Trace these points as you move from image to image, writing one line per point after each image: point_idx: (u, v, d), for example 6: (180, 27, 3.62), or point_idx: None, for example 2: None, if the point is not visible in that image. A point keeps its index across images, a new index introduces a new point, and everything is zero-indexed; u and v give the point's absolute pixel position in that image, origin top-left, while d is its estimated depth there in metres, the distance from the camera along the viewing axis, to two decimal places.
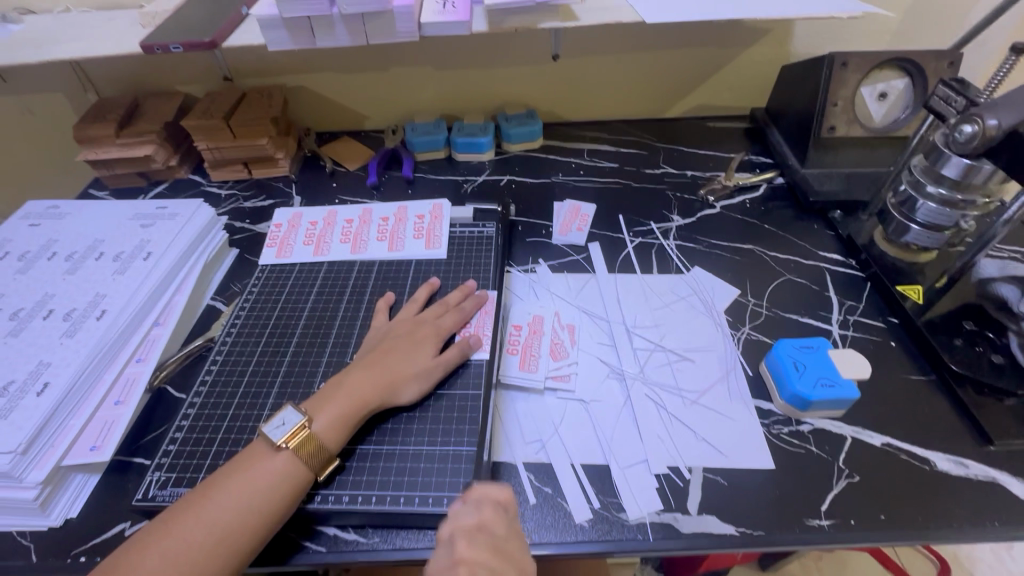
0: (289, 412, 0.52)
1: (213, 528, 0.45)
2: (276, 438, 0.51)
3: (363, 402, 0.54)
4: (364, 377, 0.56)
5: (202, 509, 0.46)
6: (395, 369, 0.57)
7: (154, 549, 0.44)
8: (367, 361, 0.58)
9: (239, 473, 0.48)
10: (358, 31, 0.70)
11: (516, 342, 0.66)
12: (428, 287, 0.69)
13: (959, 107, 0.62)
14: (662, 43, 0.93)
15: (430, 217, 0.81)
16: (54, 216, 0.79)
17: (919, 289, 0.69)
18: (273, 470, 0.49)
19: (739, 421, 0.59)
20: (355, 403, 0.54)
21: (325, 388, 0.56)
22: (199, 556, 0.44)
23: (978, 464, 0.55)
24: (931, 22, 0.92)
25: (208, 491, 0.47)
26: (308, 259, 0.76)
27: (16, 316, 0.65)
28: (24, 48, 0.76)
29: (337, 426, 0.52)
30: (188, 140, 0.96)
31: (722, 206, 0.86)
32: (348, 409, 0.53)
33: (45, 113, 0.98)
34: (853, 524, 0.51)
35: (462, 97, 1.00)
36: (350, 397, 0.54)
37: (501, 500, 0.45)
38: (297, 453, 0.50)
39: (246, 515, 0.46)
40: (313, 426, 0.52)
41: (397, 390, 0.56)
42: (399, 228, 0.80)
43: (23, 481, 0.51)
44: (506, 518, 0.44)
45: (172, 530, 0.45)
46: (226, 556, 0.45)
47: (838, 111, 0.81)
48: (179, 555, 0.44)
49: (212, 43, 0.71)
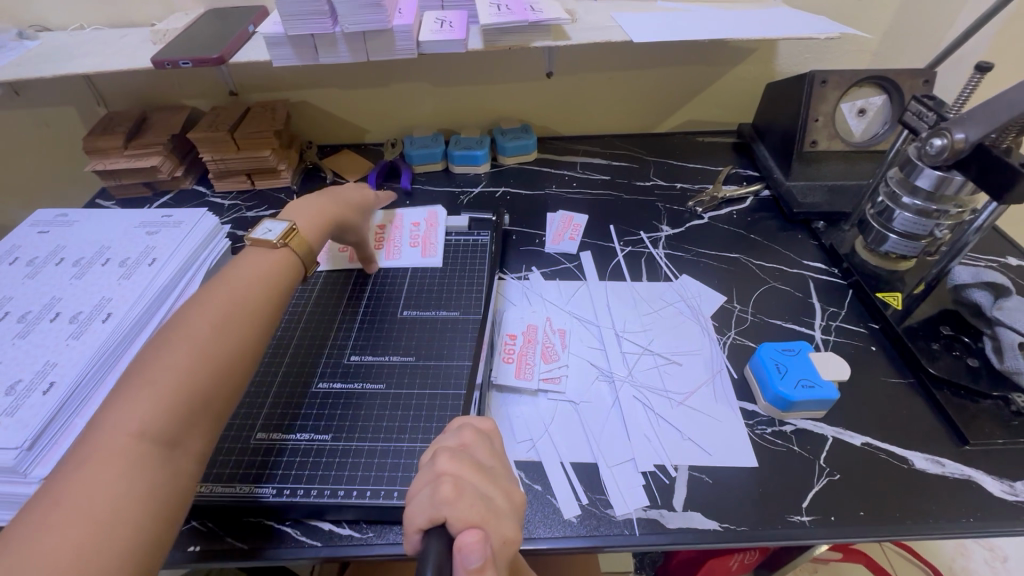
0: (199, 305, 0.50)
1: (233, 307, 0.51)
2: (272, 238, 0.59)
3: (325, 210, 0.66)
4: (328, 203, 0.67)
5: (215, 298, 0.51)
6: (345, 198, 0.71)
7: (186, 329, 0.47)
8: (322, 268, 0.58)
9: (244, 273, 0.55)
10: (359, 49, 0.74)
11: (511, 351, 0.68)
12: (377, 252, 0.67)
13: (931, 121, 0.65)
14: (651, 61, 0.97)
15: (426, 224, 0.82)
16: (63, 224, 0.81)
17: (898, 296, 0.72)
18: (272, 258, 0.58)
19: (723, 422, 0.61)
20: (324, 208, 0.66)
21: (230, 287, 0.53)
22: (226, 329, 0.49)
23: (955, 463, 0.57)
24: (908, 43, 0.97)
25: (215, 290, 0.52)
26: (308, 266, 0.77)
27: (24, 318, 0.67)
28: (39, 64, 0.79)
29: (315, 223, 0.64)
30: (194, 152, 0.99)
31: (710, 217, 0.89)
32: (320, 212, 0.65)
33: (55, 125, 1.01)
34: (833, 520, 0.52)
35: (460, 112, 1.04)
36: (317, 205, 0.66)
37: (483, 429, 0.46)
38: (293, 249, 0.60)
39: (257, 297, 0.53)
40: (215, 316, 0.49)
41: (341, 234, 0.70)
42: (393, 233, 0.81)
43: (28, 476, 0.53)
44: (489, 443, 0.45)
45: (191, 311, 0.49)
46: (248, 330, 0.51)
47: (819, 126, 0.85)
48: (165, 380, 0.43)
49: (221, 59, 0.75)
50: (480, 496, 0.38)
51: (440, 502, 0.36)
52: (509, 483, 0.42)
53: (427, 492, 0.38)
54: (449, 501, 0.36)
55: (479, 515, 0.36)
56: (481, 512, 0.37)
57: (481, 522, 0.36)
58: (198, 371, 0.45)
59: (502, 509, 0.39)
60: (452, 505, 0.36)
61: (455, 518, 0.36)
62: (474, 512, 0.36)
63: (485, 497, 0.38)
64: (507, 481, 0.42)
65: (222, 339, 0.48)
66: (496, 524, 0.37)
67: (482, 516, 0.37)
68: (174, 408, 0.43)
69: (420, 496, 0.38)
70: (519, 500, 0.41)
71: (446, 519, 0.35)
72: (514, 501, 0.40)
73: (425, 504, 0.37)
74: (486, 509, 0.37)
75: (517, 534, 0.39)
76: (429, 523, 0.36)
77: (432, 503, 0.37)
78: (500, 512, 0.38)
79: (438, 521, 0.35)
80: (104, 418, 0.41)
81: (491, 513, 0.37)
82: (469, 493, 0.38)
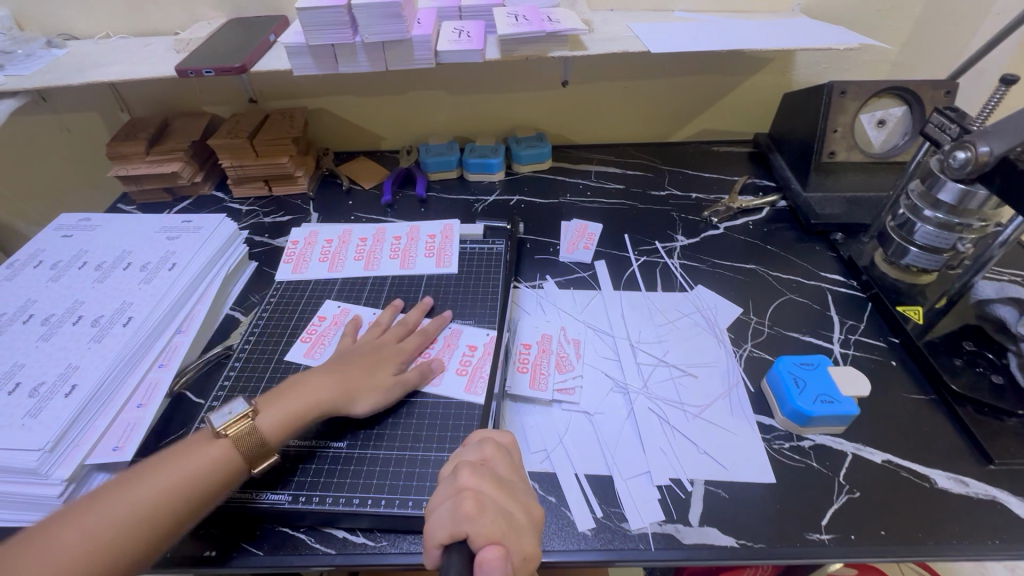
0: (237, 402, 0.54)
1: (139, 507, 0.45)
2: (218, 425, 0.52)
3: (310, 407, 0.56)
4: (317, 386, 0.57)
5: (130, 490, 0.46)
6: (352, 381, 0.58)
7: (101, 508, 0.44)
8: (330, 366, 0.60)
9: (175, 457, 0.49)
10: (378, 58, 0.75)
11: (525, 361, 0.67)
12: (420, 307, 0.70)
13: (954, 134, 0.64)
14: (667, 70, 0.97)
15: (481, 352, 0.66)
16: (86, 228, 0.83)
17: (919, 310, 0.71)
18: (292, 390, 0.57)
19: (739, 436, 0.60)
20: (302, 408, 0.55)
21: (279, 388, 0.58)
22: (118, 532, 0.44)
23: (979, 483, 0.55)
24: (929, 52, 0.96)
25: (142, 471, 0.48)
26: (298, 360, 0.67)
27: (48, 321, 0.68)
28: (66, 72, 0.81)
29: (279, 425, 0.54)
30: (213, 158, 1.01)
31: (726, 227, 0.89)
32: (300, 408, 0.55)
33: (80, 131, 1.04)
34: (853, 539, 0.51)
35: (476, 120, 1.05)
36: (300, 401, 0.56)
37: (503, 444, 0.47)
38: (240, 444, 0.51)
39: (192, 483, 0.48)
40: (258, 419, 0.53)
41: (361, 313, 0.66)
42: (416, 348, 0.65)
43: (49, 477, 0.54)
44: (509, 459, 0.46)
45: (171, 453, 0.50)
46: (146, 535, 0.45)
47: (838, 137, 0.84)
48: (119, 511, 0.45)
49: (242, 68, 0.76)
50: (501, 512, 0.38)
51: (461, 517, 0.37)
52: (529, 499, 0.42)
53: (449, 507, 0.38)
54: (470, 516, 0.37)
55: (500, 530, 0.36)
56: (502, 527, 0.37)
57: (502, 538, 0.36)
58: (157, 510, 0.46)
59: (522, 525, 0.39)
60: (474, 521, 0.37)
61: (477, 533, 0.36)
62: (495, 528, 0.36)
63: (506, 513, 0.39)
64: (526, 496, 0.42)
65: (189, 485, 0.48)
66: (516, 540, 0.37)
67: (503, 532, 0.36)
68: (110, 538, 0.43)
69: (441, 510, 0.39)
70: (538, 515, 0.41)
71: (467, 534, 0.35)
72: (533, 516, 0.41)
73: (446, 519, 0.37)
74: (506, 524, 0.37)
75: (538, 549, 0.38)
76: (449, 538, 0.36)
77: (454, 518, 0.37)
78: (520, 528, 0.38)
79: (459, 536, 0.35)
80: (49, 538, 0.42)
81: (511, 528, 0.38)
82: (490, 508, 0.38)
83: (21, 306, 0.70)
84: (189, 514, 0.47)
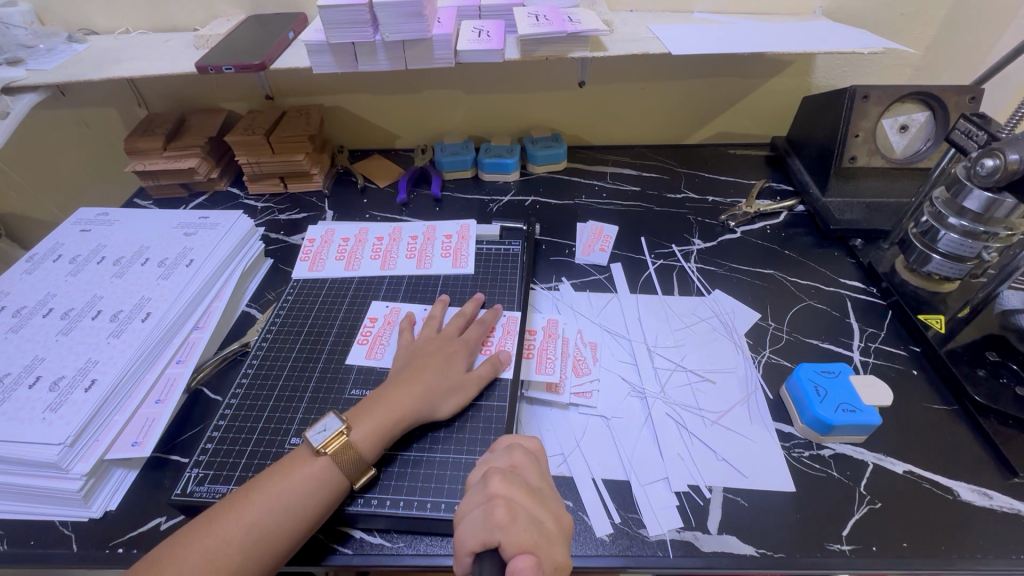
0: (330, 418, 0.54)
1: (253, 529, 0.47)
2: (316, 443, 0.52)
3: (401, 415, 0.56)
4: (402, 392, 0.57)
5: (243, 511, 0.48)
6: (432, 384, 0.58)
7: (230, 523, 0.47)
8: (404, 375, 0.59)
9: (280, 477, 0.50)
10: (398, 57, 0.75)
11: (532, 347, 0.69)
12: (475, 301, 0.71)
13: (981, 141, 0.63)
14: (685, 72, 0.96)
15: (547, 335, 0.70)
16: (104, 223, 0.83)
17: (941, 319, 0.70)
18: (384, 401, 0.56)
19: (759, 443, 0.59)
20: (394, 416, 0.55)
21: (366, 400, 0.57)
22: (237, 554, 0.46)
23: (1002, 495, 0.55)
24: (952, 57, 0.94)
25: (250, 493, 0.49)
26: (360, 362, 0.66)
27: (67, 315, 0.68)
28: (86, 67, 0.81)
29: (374, 438, 0.54)
30: (229, 155, 1.01)
31: (743, 231, 0.88)
32: (388, 421, 0.55)
33: (97, 125, 1.04)
34: (875, 551, 0.51)
35: (492, 120, 1.04)
36: (389, 410, 0.55)
37: (530, 450, 0.48)
38: (336, 459, 0.51)
39: (306, 500, 0.49)
40: (352, 435, 0.53)
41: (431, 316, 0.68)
42: (477, 340, 0.65)
43: (69, 472, 0.54)
44: (536, 465, 0.46)
45: (282, 468, 0.51)
46: (265, 554, 0.47)
47: (859, 142, 0.83)
48: (241, 527, 0.47)
49: (262, 65, 0.76)
50: (531, 520, 0.39)
51: (493, 525, 0.37)
52: (558, 507, 0.43)
53: (480, 514, 0.39)
54: (502, 525, 0.37)
55: (532, 539, 0.37)
56: (533, 537, 0.38)
57: (533, 547, 0.37)
58: (277, 526, 0.47)
59: (552, 534, 0.40)
60: (505, 530, 0.37)
61: (508, 542, 0.36)
62: (526, 537, 0.37)
63: (536, 521, 0.40)
64: (555, 503, 0.43)
65: (303, 502, 0.49)
66: (547, 549, 0.38)
67: (534, 541, 0.37)
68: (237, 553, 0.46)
69: (471, 517, 0.39)
70: (567, 524, 0.42)
71: (499, 543, 0.36)
72: (563, 525, 0.42)
73: (477, 528, 0.38)
74: (537, 533, 0.38)
75: (567, 559, 0.40)
76: (481, 546, 0.36)
77: (486, 526, 0.38)
78: (551, 537, 0.39)
79: (490, 545, 0.36)
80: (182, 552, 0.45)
81: (542, 537, 0.38)
82: (521, 517, 0.39)
83: (40, 300, 0.70)
84: (306, 528, 0.49)
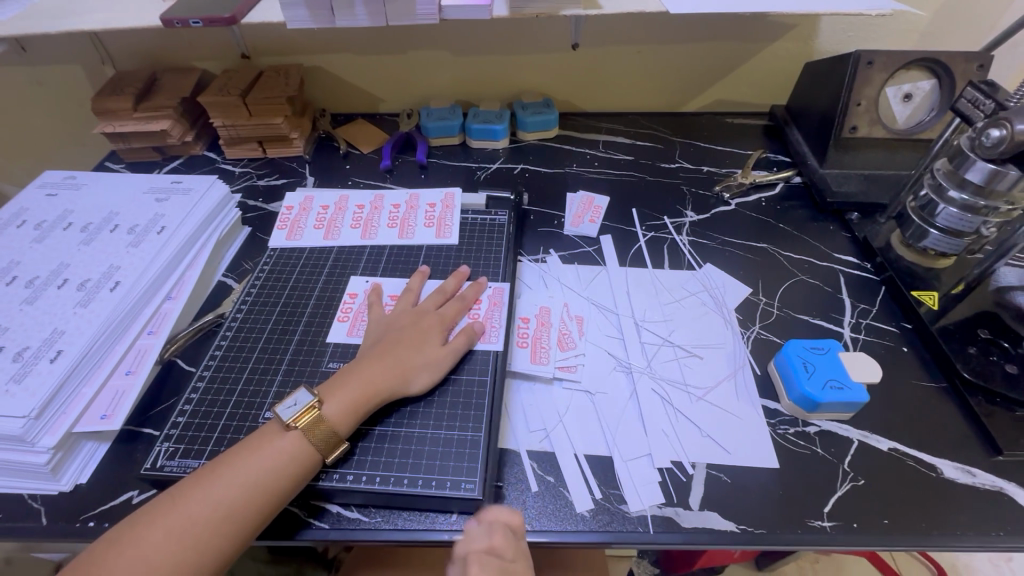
0: (301, 392, 0.53)
1: (220, 504, 0.46)
2: (285, 417, 0.51)
3: (374, 390, 0.54)
4: (374, 367, 0.55)
5: (209, 486, 0.46)
6: (405, 359, 0.57)
7: (197, 498, 0.46)
8: (375, 350, 0.57)
9: (249, 452, 0.49)
10: (378, 12, 0.70)
11: (526, 335, 0.66)
12: (459, 274, 0.68)
13: (988, 111, 0.60)
14: (683, 35, 0.92)
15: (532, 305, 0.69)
16: (71, 187, 0.79)
17: (934, 296, 0.68)
18: (355, 376, 0.54)
19: (744, 420, 0.59)
20: (366, 390, 0.54)
21: (338, 373, 0.56)
22: (205, 530, 0.45)
23: (986, 473, 0.54)
24: (960, 24, 0.90)
25: (217, 468, 0.48)
26: (340, 339, 0.64)
27: (32, 283, 0.65)
28: (43, 19, 0.76)
29: (347, 412, 0.52)
30: (205, 117, 0.96)
31: (737, 203, 0.85)
32: (361, 396, 0.53)
33: (64, 84, 0.99)
34: (855, 527, 0.51)
35: (481, 83, 1.00)
36: (362, 384, 0.54)
37: (512, 523, 0.49)
38: (306, 434, 0.50)
39: (275, 476, 0.48)
40: (324, 409, 0.52)
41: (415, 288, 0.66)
42: (455, 316, 0.63)
43: (35, 445, 0.52)
44: (515, 541, 0.48)
45: (252, 443, 0.50)
46: (234, 531, 0.46)
47: (861, 111, 0.79)
48: (208, 503, 0.46)
49: (232, 19, 0.71)
50: None
51: None
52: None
53: None
54: None
55: None
56: None
57: None
58: (247, 503, 0.46)
59: None
60: None
61: None
62: None
63: None
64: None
65: (272, 478, 0.48)
66: None
67: None
68: (205, 529, 0.45)
69: None
70: None
71: None
72: None
73: None
74: None
75: None
76: None
77: None
78: None
79: None
80: (149, 530, 0.44)
81: None
82: None
83: (4, 267, 0.67)
84: (275, 505, 0.48)
